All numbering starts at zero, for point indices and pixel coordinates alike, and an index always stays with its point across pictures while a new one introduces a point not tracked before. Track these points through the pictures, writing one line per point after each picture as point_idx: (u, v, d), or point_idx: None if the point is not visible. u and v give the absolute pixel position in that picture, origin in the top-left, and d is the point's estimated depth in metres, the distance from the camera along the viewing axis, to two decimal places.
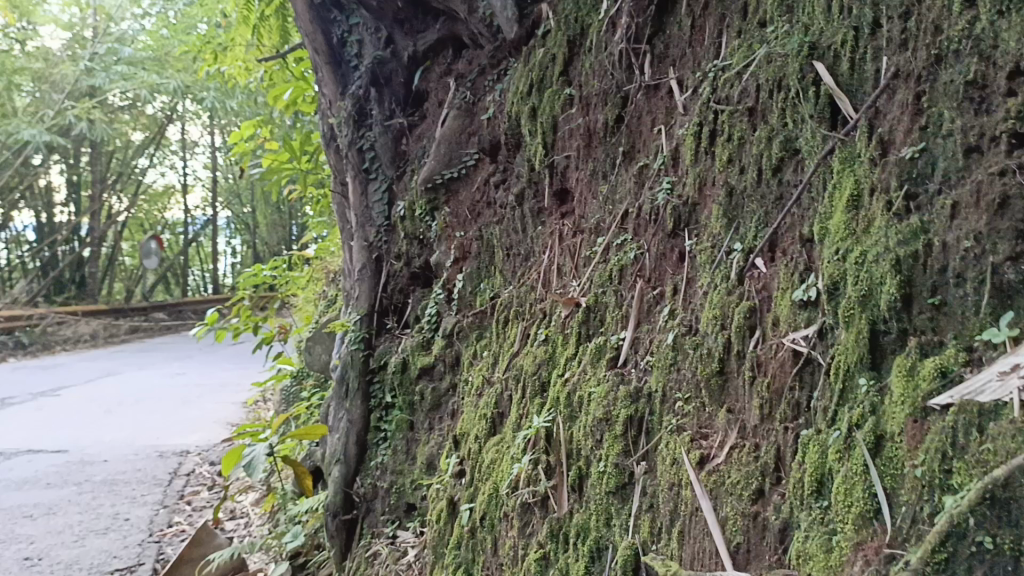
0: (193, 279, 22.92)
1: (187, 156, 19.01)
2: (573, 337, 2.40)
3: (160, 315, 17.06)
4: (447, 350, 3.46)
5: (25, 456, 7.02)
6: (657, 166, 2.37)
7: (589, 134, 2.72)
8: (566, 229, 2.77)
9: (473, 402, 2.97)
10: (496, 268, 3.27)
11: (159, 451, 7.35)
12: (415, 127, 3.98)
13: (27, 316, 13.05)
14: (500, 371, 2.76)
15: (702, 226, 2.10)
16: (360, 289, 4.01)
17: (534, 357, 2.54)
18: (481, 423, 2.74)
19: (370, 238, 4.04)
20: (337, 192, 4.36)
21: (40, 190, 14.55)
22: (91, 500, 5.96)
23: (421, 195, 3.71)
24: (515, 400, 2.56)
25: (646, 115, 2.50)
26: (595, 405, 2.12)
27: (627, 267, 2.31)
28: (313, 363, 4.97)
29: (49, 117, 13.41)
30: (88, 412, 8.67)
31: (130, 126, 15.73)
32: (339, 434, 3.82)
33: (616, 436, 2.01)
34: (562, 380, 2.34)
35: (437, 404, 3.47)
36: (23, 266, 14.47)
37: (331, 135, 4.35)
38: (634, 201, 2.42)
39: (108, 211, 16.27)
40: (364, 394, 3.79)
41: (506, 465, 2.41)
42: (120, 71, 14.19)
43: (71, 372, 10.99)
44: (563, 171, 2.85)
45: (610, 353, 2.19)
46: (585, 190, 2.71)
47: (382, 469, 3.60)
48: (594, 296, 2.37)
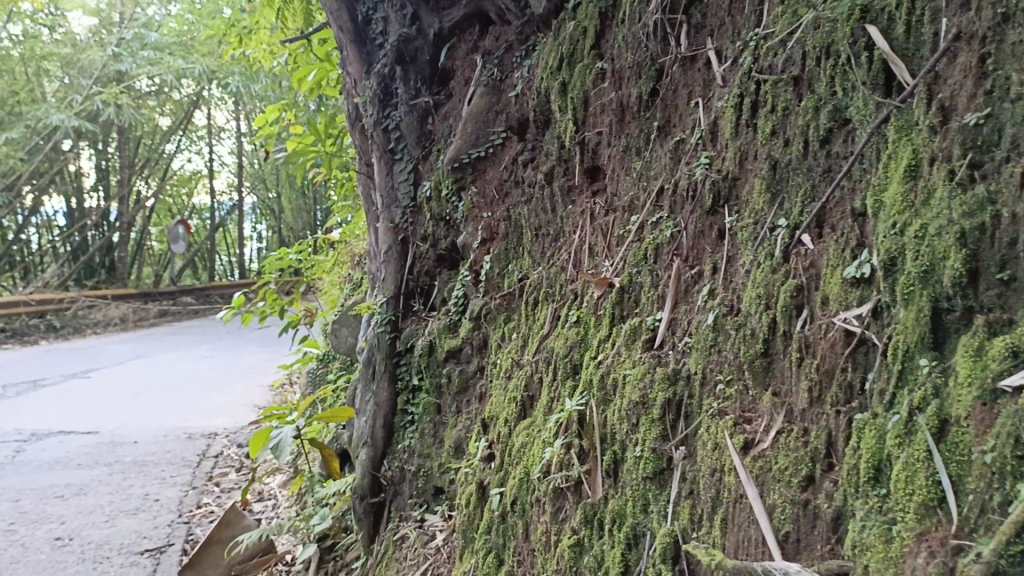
0: (220, 264, 23.12)
1: (213, 141, 19.09)
2: (605, 319, 2.32)
3: (188, 299, 17.19)
4: (475, 332, 3.40)
5: (56, 437, 7.09)
6: (694, 141, 2.27)
7: (622, 109, 2.63)
8: (597, 207, 2.68)
9: (502, 385, 2.91)
10: (524, 248, 3.19)
11: (188, 433, 7.39)
12: (441, 105, 3.91)
13: (58, 300, 13.19)
14: (530, 353, 2.69)
15: (743, 202, 2.01)
16: (385, 271, 3.95)
17: (565, 338, 2.47)
18: (511, 407, 2.67)
19: (396, 219, 3.97)
20: (362, 173, 4.29)
21: (71, 176, 14.57)
22: (120, 481, 5.99)
23: (447, 174, 3.64)
24: (546, 383, 2.49)
25: (683, 88, 2.40)
26: (630, 388, 2.04)
27: (663, 245, 2.22)
28: (339, 346, 4.94)
29: (77, 102, 13.47)
30: (118, 394, 8.75)
31: (157, 111, 15.71)
32: (365, 417, 3.77)
33: (653, 420, 1.93)
34: (595, 362, 2.26)
35: (464, 387, 3.42)
36: (54, 251, 14.62)
37: (356, 115, 4.28)
38: (670, 177, 2.32)
39: (136, 196, 16.39)
40: (391, 377, 3.74)
41: (538, 449, 2.35)
42: (146, 56, 14.19)
43: (101, 354, 11.11)
44: (595, 148, 2.76)
45: (645, 335, 2.11)
46: (617, 167, 2.62)
47: (410, 452, 3.56)
48: (628, 275, 2.28)
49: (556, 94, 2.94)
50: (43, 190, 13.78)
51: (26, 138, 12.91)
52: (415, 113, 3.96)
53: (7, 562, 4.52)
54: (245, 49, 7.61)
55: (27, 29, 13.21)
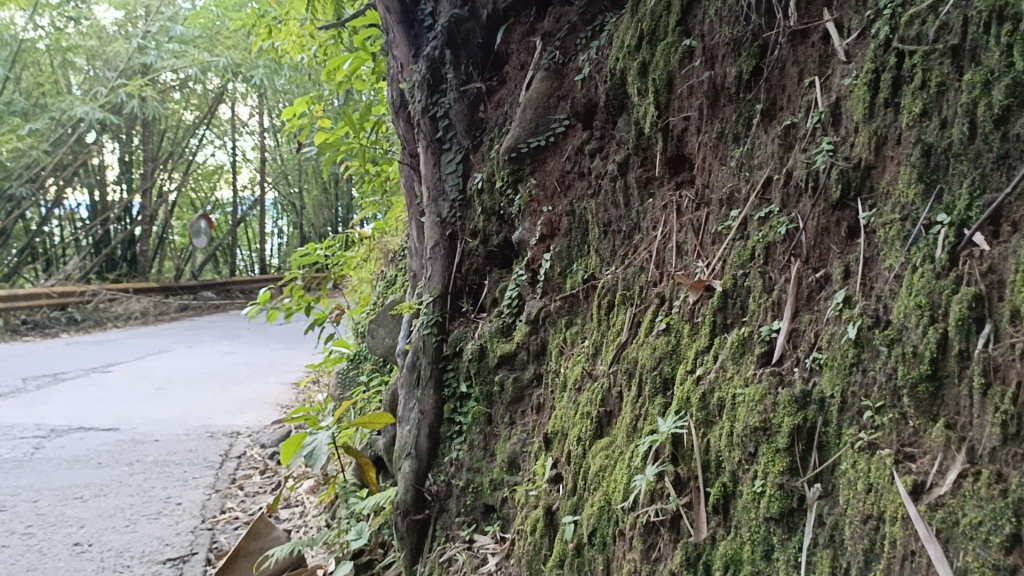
0: (241, 259, 23.02)
1: (237, 136, 18.94)
2: (703, 328, 2.02)
3: (209, 293, 17.02)
4: (532, 336, 3.12)
5: (76, 433, 6.87)
6: (811, 125, 1.96)
7: (715, 91, 2.33)
8: (684, 201, 2.39)
9: (567, 398, 2.61)
10: (591, 246, 2.91)
11: (210, 432, 7.16)
12: (494, 92, 3.66)
13: (79, 293, 13.05)
14: (605, 365, 2.40)
15: (881, 194, 1.71)
16: (431, 268, 3.67)
17: (652, 348, 2.17)
18: (583, 423, 2.38)
19: (443, 213, 3.69)
20: (406, 164, 4.03)
21: (94, 169, 14.41)
22: (142, 482, 5.75)
23: (503, 165, 3.35)
24: (629, 398, 2.20)
25: (791, 67, 2.10)
26: (744, 412, 1.74)
27: (777, 244, 1.92)
28: (375, 347, 4.68)
29: (102, 94, 13.23)
30: (139, 389, 8.55)
31: (181, 105, 15.60)
32: (408, 426, 3.48)
33: (778, 450, 1.63)
34: (693, 378, 1.97)
35: (519, 396, 3.13)
36: (76, 243, 14.49)
37: (401, 102, 4.00)
38: (779, 165, 2.02)
39: (159, 190, 16.24)
40: (437, 383, 3.47)
41: (622, 476, 2.05)
42: (171, 49, 14.06)
43: (122, 348, 10.94)
44: (681, 135, 2.46)
45: (759, 348, 1.81)
46: (710, 156, 2.32)
47: (458, 466, 3.28)
48: (730, 279, 1.99)
49: (634, 76, 2.64)
50: (66, 183, 13.61)
51: (50, 130, 12.70)
52: (465, 99, 3.71)
53: (24, 569, 4.28)
54: (273, 41, 7.34)
55: (54, 21, 12.99)
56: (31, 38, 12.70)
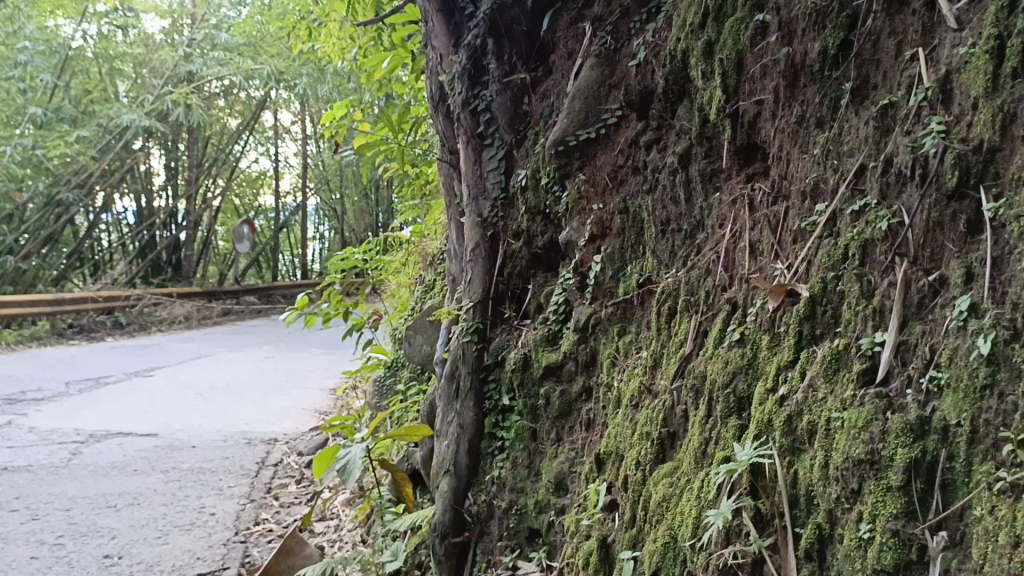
0: (284, 265, 23.12)
1: (280, 143, 18.99)
2: (785, 341, 1.74)
3: (251, 298, 17.02)
4: (581, 346, 2.86)
5: (114, 439, 6.77)
6: (915, 103, 1.67)
7: (794, 70, 2.05)
8: (755, 195, 2.12)
9: (622, 416, 2.35)
10: (646, 247, 2.65)
11: (248, 438, 7.01)
12: (540, 83, 3.42)
13: (125, 297, 13.09)
14: (667, 380, 2.14)
15: (1011, 181, 1.42)
16: (471, 272, 3.44)
17: (724, 362, 1.90)
18: (642, 445, 2.12)
19: (484, 213, 3.46)
20: (445, 162, 3.82)
21: (141, 175, 14.45)
22: (177, 491, 5.60)
23: (549, 160, 3.10)
24: (696, 419, 1.93)
25: (888, 39, 1.81)
26: (844, 441, 1.46)
27: (875, 241, 1.64)
28: (412, 355, 4.46)
29: (149, 101, 13.27)
30: (179, 394, 8.46)
31: (225, 112, 15.63)
32: (446, 441, 3.25)
33: (890, 489, 1.36)
34: (775, 399, 1.69)
35: (566, 410, 2.88)
36: (124, 248, 14.56)
37: (441, 95, 3.78)
38: (876, 150, 1.75)
39: (204, 196, 16.31)
40: (477, 396, 3.22)
41: (691, 510, 1.78)
42: (216, 57, 14.08)
43: (164, 352, 10.91)
44: (753, 120, 2.18)
45: (859, 364, 1.54)
46: (787, 144, 2.04)
47: (500, 485, 3.04)
48: (818, 284, 1.71)
49: (698, 57, 2.36)
50: (115, 189, 13.65)
51: (98, 137, 12.71)
52: (508, 92, 3.47)
53: None
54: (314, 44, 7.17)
55: (101, 29, 13.06)
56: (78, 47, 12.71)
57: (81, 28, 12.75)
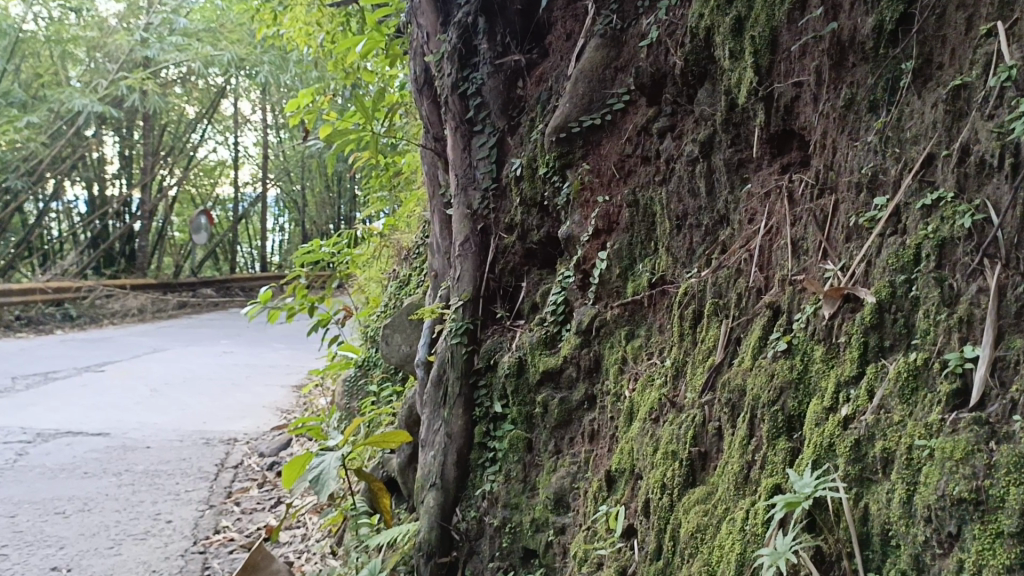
0: (242, 256, 22.57)
1: (239, 132, 18.43)
2: (846, 353, 1.53)
3: (208, 291, 16.50)
4: (583, 351, 2.64)
5: (64, 438, 6.38)
6: (995, 84, 1.44)
7: (841, 49, 1.82)
8: (794, 187, 1.91)
9: (638, 430, 2.12)
10: (659, 243, 2.44)
11: (206, 438, 6.67)
12: (535, 66, 3.19)
13: (74, 289, 12.51)
14: (694, 393, 1.92)
15: None
16: (460, 268, 3.20)
17: (768, 376, 1.68)
18: (667, 465, 1.89)
19: (474, 204, 3.24)
20: (429, 149, 3.58)
21: (93, 162, 13.89)
22: (130, 496, 5.25)
23: (548, 148, 2.88)
24: (736, 439, 1.71)
25: (956, 13, 1.59)
26: (936, 474, 1.25)
27: (955, 240, 1.42)
28: (389, 355, 4.20)
29: (103, 87, 12.68)
30: (134, 390, 8.06)
31: (183, 99, 15.04)
32: (433, 451, 3.01)
33: (1000, 535, 1.14)
34: (838, 420, 1.48)
35: (566, 421, 2.65)
36: (75, 238, 14.01)
37: (426, 78, 3.53)
38: (947, 137, 1.53)
39: (159, 185, 15.74)
40: (467, 402, 3.00)
41: (734, 544, 1.56)
42: (174, 42, 13.41)
43: (118, 346, 10.45)
44: (790, 105, 1.97)
45: (945, 384, 1.33)
46: (833, 131, 1.83)
47: (492, 500, 2.80)
48: (886, 288, 1.51)
49: (726, 35, 2.14)
50: (65, 176, 13.09)
51: (48, 123, 12.14)
52: (500, 75, 3.23)
53: None
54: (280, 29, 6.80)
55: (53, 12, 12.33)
56: (29, 29, 12.08)
57: (32, 10, 11.97)
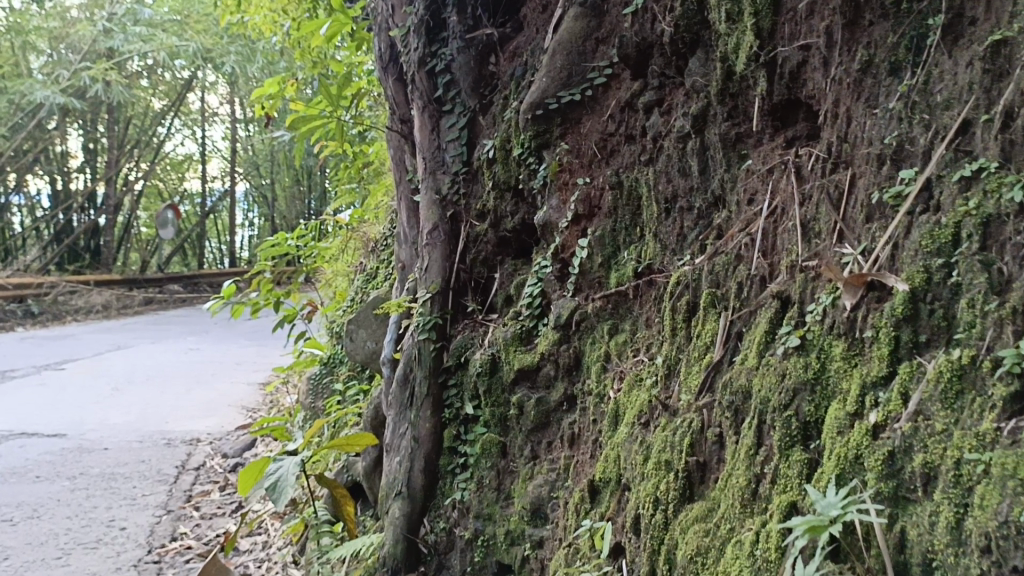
0: (211, 252, 22.07)
1: (207, 125, 17.94)
2: (873, 350, 1.32)
3: (176, 287, 16.02)
4: (562, 347, 2.41)
5: (17, 440, 6.03)
6: None
7: (856, 5, 1.61)
8: (802, 162, 1.70)
9: (625, 434, 1.90)
10: (646, 229, 2.22)
11: (167, 439, 6.35)
12: (508, 40, 2.97)
13: (36, 285, 12.02)
14: (691, 396, 1.70)
15: None
16: (428, 259, 2.96)
17: (778, 376, 1.46)
18: (660, 476, 1.67)
19: (443, 188, 2.99)
20: (395, 132, 3.33)
21: (57, 155, 13.43)
22: (83, 501, 4.93)
23: (524, 126, 2.64)
24: (741, 448, 1.49)
25: None
26: (996, 496, 1.04)
27: (1004, 217, 1.21)
28: (354, 352, 3.95)
29: (65, 78, 12.09)
30: (93, 389, 7.70)
31: (148, 92, 14.54)
32: (399, 457, 2.77)
33: None
34: (866, 428, 1.27)
35: (543, 423, 2.43)
36: (37, 233, 13.53)
37: (391, 55, 3.28)
38: (987, 100, 1.32)
39: (124, 179, 15.26)
40: (436, 403, 2.76)
41: (742, 572, 1.34)
42: (138, 32, 12.79)
43: (79, 343, 10.06)
44: (796, 71, 1.75)
45: (1000, 386, 1.11)
46: (846, 98, 1.61)
47: (463, 509, 2.57)
48: (920, 275, 1.29)
49: None
50: (27, 170, 12.63)
51: (8, 115, 11.70)
52: (471, 50, 2.99)
53: None
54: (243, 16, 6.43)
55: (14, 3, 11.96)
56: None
57: None
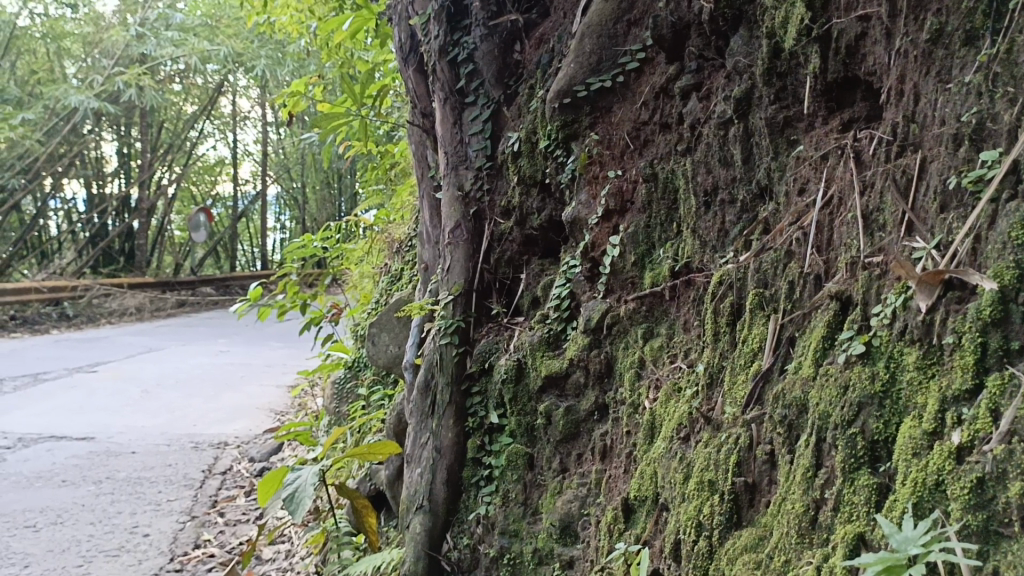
0: (243, 255, 22.13)
1: (238, 129, 17.94)
2: (954, 359, 1.13)
3: (208, 289, 16.03)
4: (593, 353, 2.25)
5: (45, 443, 5.99)
6: None
7: None
8: (862, 147, 1.51)
9: (664, 449, 1.73)
10: (683, 224, 2.05)
11: (193, 442, 6.27)
12: (534, 27, 2.81)
13: (71, 288, 12.07)
14: (738, 409, 1.52)
15: None
16: (451, 259, 2.81)
17: (840, 388, 1.28)
18: (703, 498, 1.50)
19: (465, 185, 2.84)
20: (417, 127, 3.19)
21: (92, 160, 13.46)
22: (107, 506, 4.83)
23: (551, 116, 2.48)
24: (797, 468, 1.32)
25: None
26: None
27: None
28: (377, 357, 3.81)
29: (99, 83, 12.07)
30: (123, 392, 7.66)
31: (181, 97, 14.54)
32: (420, 468, 2.62)
33: None
34: (948, 450, 1.08)
35: (573, 434, 2.26)
36: (72, 236, 13.63)
37: (412, 44, 3.13)
38: None
39: (157, 183, 15.28)
40: (458, 411, 2.61)
41: None
42: (171, 37, 12.68)
43: (112, 345, 10.06)
44: (854, 45, 1.57)
45: None
46: (914, 73, 1.43)
47: (488, 525, 2.42)
48: (1010, 271, 1.10)
49: None
50: (62, 174, 12.70)
51: (44, 120, 11.75)
52: (494, 38, 2.83)
53: None
54: (269, 17, 6.29)
55: (47, 8, 11.93)
56: (24, 25, 11.61)
57: (27, 6, 11.55)
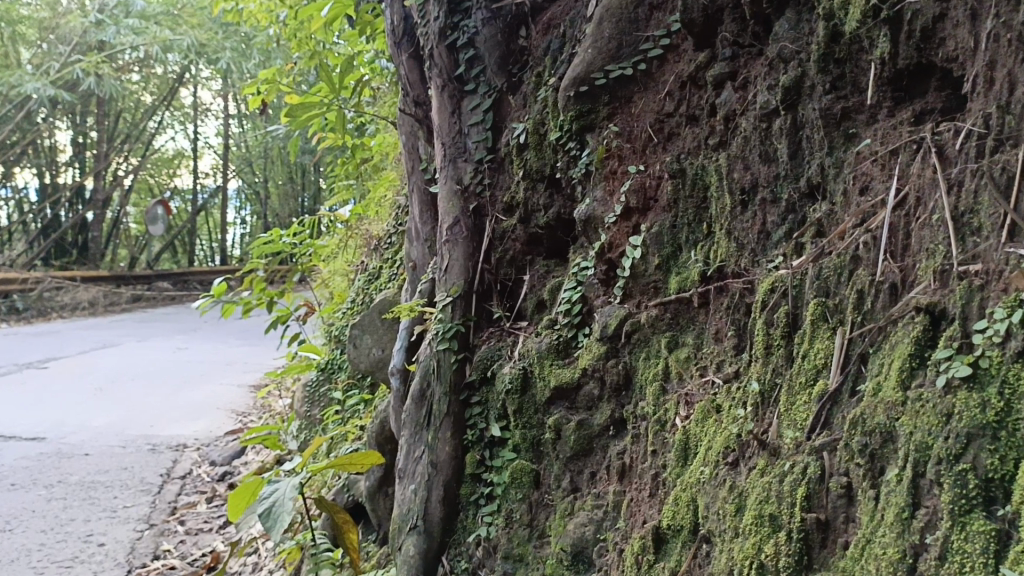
0: (201, 249, 21.57)
1: (199, 121, 17.44)
2: None
3: (164, 284, 15.53)
4: (609, 363, 2.07)
5: None
6: None
7: None
8: (943, 140, 1.35)
9: (705, 475, 1.55)
10: (715, 225, 1.88)
11: (151, 444, 5.95)
12: (541, 12, 2.63)
13: (21, 280, 11.57)
14: (802, 435, 1.36)
15: None
16: (449, 258, 2.62)
17: (943, 415, 1.11)
18: (761, 536, 1.32)
19: (464, 178, 2.65)
20: (408, 116, 2.99)
21: (46, 148, 12.97)
22: (59, 513, 4.52)
23: (565, 105, 2.31)
24: (885, 507, 1.15)
25: None
26: None
27: None
28: (358, 361, 3.59)
29: (55, 69, 11.63)
30: (76, 389, 7.30)
31: (140, 86, 14.04)
32: (413, 484, 2.42)
33: None
34: None
35: (586, 451, 2.08)
36: (23, 227, 13.12)
37: (405, 28, 2.94)
38: None
39: (114, 174, 14.76)
40: (456, 423, 2.42)
41: None
42: (131, 24, 12.15)
43: (65, 341, 9.64)
44: (931, 28, 1.42)
45: None
46: (1006, 56, 1.26)
47: (490, 547, 2.23)
48: None
49: None
50: (14, 162, 12.23)
51: None
52: (498, 23, 2.66)
53: None
54: (235, 4, 5.97)
55: None
56: None
57: None
